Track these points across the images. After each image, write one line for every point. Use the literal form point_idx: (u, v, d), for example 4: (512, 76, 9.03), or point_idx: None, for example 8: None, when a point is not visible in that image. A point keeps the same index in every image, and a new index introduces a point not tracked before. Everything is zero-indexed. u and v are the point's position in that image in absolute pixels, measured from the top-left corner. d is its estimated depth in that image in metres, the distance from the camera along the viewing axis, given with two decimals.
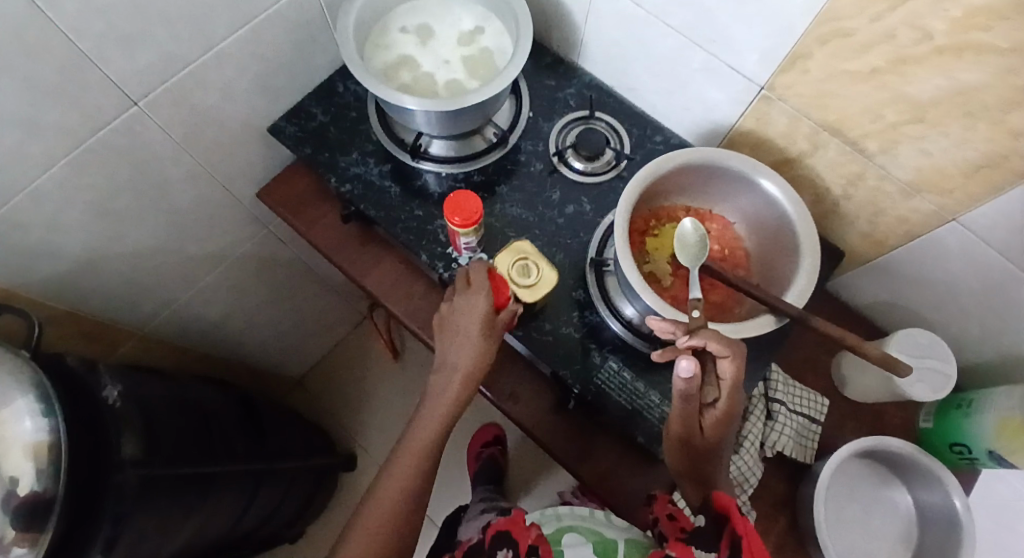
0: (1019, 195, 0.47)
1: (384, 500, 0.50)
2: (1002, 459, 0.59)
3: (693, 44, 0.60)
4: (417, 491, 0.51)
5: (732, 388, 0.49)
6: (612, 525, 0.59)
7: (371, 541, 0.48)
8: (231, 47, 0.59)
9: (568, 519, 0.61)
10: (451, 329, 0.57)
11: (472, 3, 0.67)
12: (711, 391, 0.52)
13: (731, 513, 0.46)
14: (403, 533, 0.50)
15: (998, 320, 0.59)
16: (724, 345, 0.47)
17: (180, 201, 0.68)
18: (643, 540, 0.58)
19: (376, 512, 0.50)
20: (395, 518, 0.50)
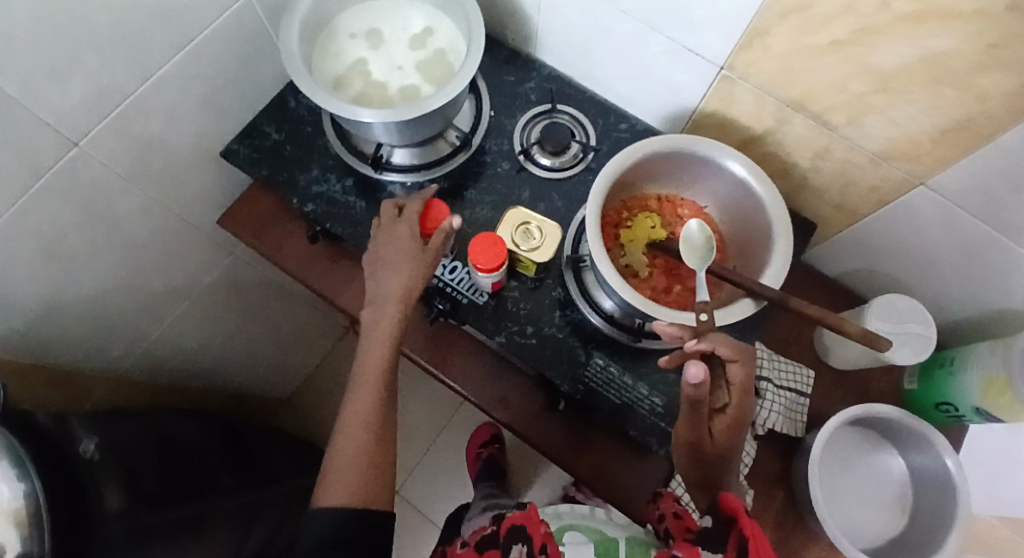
0: (987, 156, 0.47)
1: (355, 435, 0.49)
2: (987, 415, 0.60)
3: (650, 28, 0.58)
4: (382, 420, 0.50)
5: (743, 392, 0.49)
6: (612, 523, 0.61)
7: (352, 470, 0.47)
8: (170, 72, 0.56)
9: (568, 517, 0.63)
10: (376, 259, 0.56)
11: (421, 3, 0.64)
12: (721, 396, 0.51)
13: (739, 516, 0.47)
14: (381, 465, 0.49)
15: (974, 279, 0.60)
16: (730, 348, 0.47)
17: (135, 236, 0.66)
18: (643, 537, 0.59)
19: (349, 447, 0.48)
20: (365, 446, 0.48)
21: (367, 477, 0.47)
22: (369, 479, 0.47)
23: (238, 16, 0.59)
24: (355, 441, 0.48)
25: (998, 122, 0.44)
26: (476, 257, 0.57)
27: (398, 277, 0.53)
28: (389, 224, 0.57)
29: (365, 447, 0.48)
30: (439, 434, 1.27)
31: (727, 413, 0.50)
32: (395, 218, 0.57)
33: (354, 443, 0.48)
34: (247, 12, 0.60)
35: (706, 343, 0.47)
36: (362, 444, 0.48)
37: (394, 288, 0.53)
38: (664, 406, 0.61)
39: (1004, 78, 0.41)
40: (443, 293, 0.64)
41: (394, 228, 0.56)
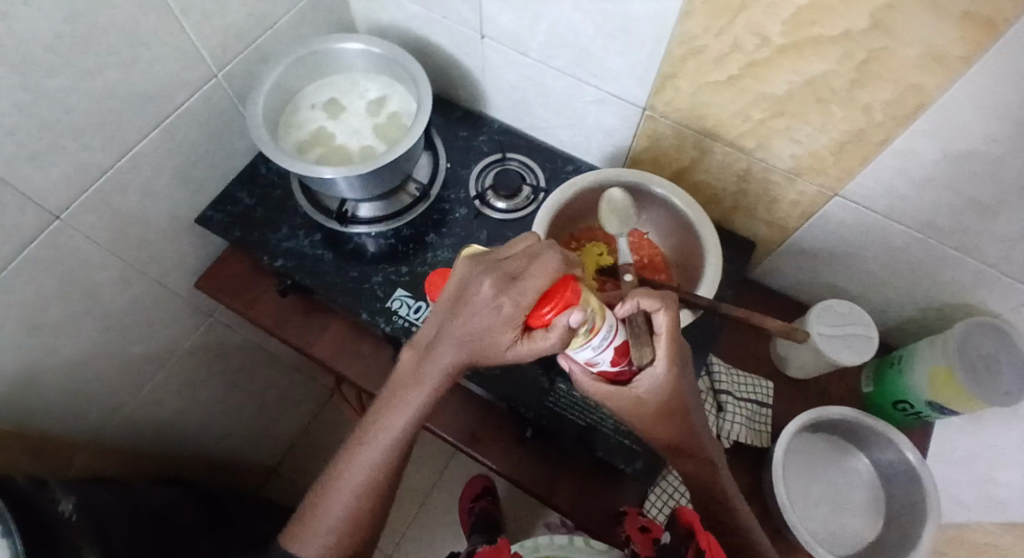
0: (885, 161, 0.52)
1: (341, 502, 0.49)
2: (941, 407, 0.62)
3: (579, 80, 0.65)
4: (377, 493, 0.49)
5: (670, 344, 0.44)
6: (590, 550, 0.59)
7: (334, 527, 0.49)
8: (146, 148, 0.62)
9: (546, 549, 0.60)
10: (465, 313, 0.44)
11: (375, 75, 0.72)
12: (637, 354, 0.44)
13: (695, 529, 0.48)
14: (367, 528, 0.50)
15: (905, 279, 0.64)
16: (659, 304, 0.43)
17: (115, 303, 0.69)
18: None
19: (334, 512, 0.49)
20: (356, 502, 0.49)
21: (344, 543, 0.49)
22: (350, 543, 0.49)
23: (208, 96, 0.66)
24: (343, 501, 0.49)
25: (886, 130, 0.50)
26: (434, 291, 0.60)
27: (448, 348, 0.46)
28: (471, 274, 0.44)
29: (349, 517, 0.49)
30: (430, 492, 1.25)
31: (654, 370, 0.44)
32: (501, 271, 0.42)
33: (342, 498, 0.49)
34: (217, 92, 0.67)
35: (631, 300, 0.43)
36: (345, 513, 0.49)
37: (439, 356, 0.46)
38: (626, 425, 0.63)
39: (880, 90, 0.47)
40: (409, 332, 0.66)
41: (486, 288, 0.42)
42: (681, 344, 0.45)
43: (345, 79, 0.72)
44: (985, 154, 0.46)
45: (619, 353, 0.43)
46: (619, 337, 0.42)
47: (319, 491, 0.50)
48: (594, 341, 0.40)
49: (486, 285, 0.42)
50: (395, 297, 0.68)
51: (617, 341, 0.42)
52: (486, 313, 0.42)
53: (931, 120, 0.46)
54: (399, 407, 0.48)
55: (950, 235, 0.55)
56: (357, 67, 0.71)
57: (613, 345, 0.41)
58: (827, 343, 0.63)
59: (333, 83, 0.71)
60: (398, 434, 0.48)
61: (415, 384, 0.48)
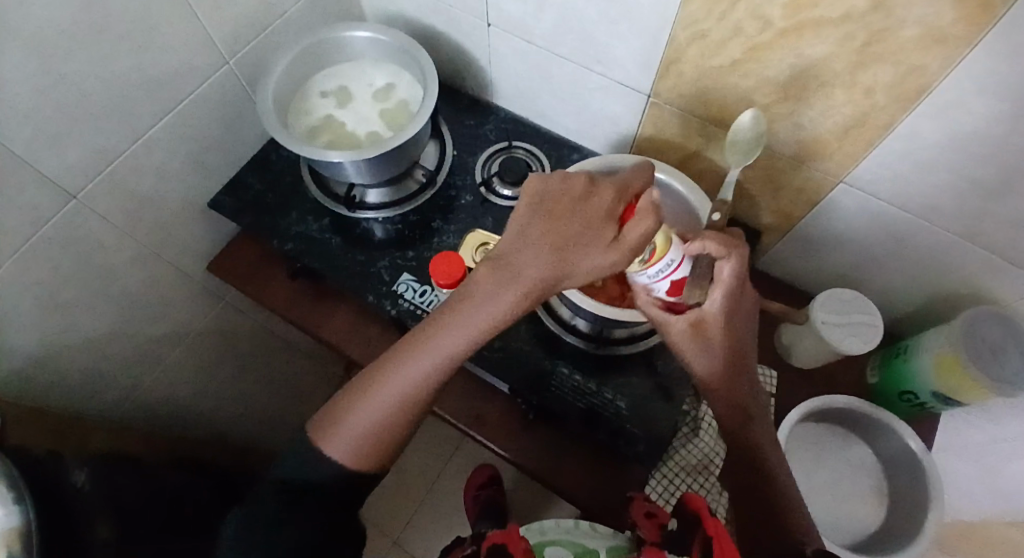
0: (889, 146, 0.52)
1: (387, 400, 0.46)
2: (947, 398, 0.62)
3: (584, 67, 0.66)
4: (412, 412, 0.47)
5: (731, 289, 0.47)
6: (592, 534, 0.61)
7: (371, 425, 0.46)
8: (160, 132, 0.63)
9: (551, 533, 0.62)
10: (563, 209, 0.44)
11: (384, 63, 0.73)
12: (693, 292, 0.48)
13: (704, 515, 0.47)
14: (399, 438, 0.47)
15: (912, 267, 0.63)
16: (729, 252, 0.46)
17: (130, 283, 0.71)
18: (624, 545, 0.59)
19: (374, 408, 0.46)
20: (399, 404, 0.46)
21: (370, 459, 0.46)
22: (376, 459, 0.47)
23: (220, 82, 0.67)
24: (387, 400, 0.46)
25: (890, 113, 0.49)
26: (436, 273, 0.62)
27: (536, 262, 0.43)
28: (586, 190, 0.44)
29: (381, 431, 0.46)
30: (437, 479, 1.26)
31: (707, 307, 0.48)
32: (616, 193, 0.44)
33: (387, 395, 0.46)
34: (229, 79, 0.68)
35: (700, 242, 0.45)
36: (386, 412, 0.46)
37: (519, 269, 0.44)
38: (628, 409, 0.63)
39: (883, 72, 0.47)
40: (414, 315, 0.67)
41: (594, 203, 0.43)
42: (740, 290, 0.48)
43: (354, 67, 0.73)
44: (991, 136, 0.46)
45: (673, 287, 0.48)
46: (680, 273, 0.47)
47: (351, 400, 0.46)
48: (649, 270, 0.45)
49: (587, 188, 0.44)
50: (401, 281, 0.70)
51: (675, 275, 0.47)
52: (583, 210, 0.43)
53: (934, 103, 0.46)
54: (461, 323, 0.45)
55: (957, 220, 0.55)
56: (366, 55, 0.72)
57: (669, 278, 0.47)
58: (831, 331, 0.62)
59: (342, 70, 0.72)
60: (452, 354, 0.45)
61: (487, 300, 0.44)
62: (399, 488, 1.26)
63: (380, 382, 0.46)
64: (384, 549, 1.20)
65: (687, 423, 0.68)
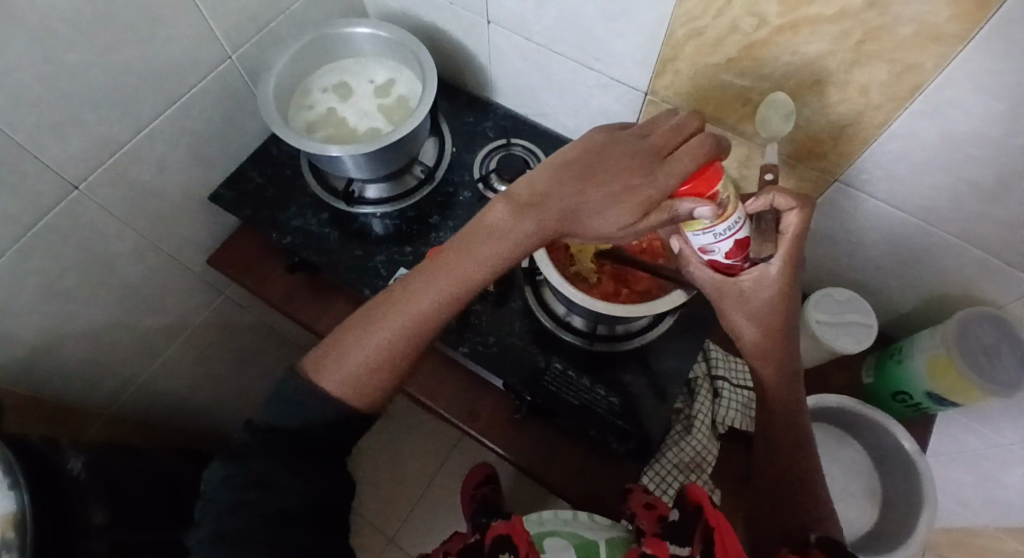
0: (884, 145, 0.52)
1: (392, 324, 0.47)
2: (942, 398, 0.62)
3: (582, 65, 0.66)
4: (412, 342, 0.47)
5: (793, 245, 0.46)
6: (592, 526, 0.59)
7: (371, 349, 0.46)
8: (161, 124, 0.64)
9: (551, 524, 0.60)
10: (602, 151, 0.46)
11: (385, 59, 0.73)
12: (762, 249, 0.46)
13: (705, 507, 0.46)
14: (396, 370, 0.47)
15: (906, 268, 0.63)
16: (795, 204, 0.45)
17: (130, 275, 0.72)
18: (624, 537, 0.57)
19: (380, 331, 0.47)
20: (404, 332, 0.47)
21: (366, 388, 0.46)
22: (371, 387, 0.47)
23: (222, 76, 0.68)
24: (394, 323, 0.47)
25: (885, 111, 0.49)
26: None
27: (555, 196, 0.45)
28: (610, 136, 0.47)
29: (381, 356, 0.46)
30: (434, 477, 1.26)
31: (771, 266, 0.48)
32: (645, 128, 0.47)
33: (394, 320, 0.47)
34: (231, 73, 0.69)
35: (763, 198, 0.45)
36: (389, 336, 0.46)
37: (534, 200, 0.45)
38: (620, 404, 0.64)
39: (877, 70, 0.47)
40: None
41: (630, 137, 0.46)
42: (800, 248, 0.48)
43: (355, 63, 0.73)
44: (985, 136, 0.46)
45: (737, 247, 0.45)
46: (742, 233, 0.45)
47: (358, 326, 0.47)
48: (717, 230, 0.43)
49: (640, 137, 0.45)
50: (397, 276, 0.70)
51: (740, 236, 0.45)
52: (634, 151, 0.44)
53: (928, 101, 0.46)
54: (470, 254, 0.46)
55: (951, 220, 0.55)
56: (367, 51, 0.73)
57: (733, 239, 0.44)
58: (826, 331, 0.62)
59: (343, 66, 0.73)
60: (461, 285, 0.47)
61: (506, 229, 0.46)
62: (396, 485, 1.26)
63: (392, 305, 0.47)
64: (379, 546, 1.20)
65: (679, 422, 0.68)
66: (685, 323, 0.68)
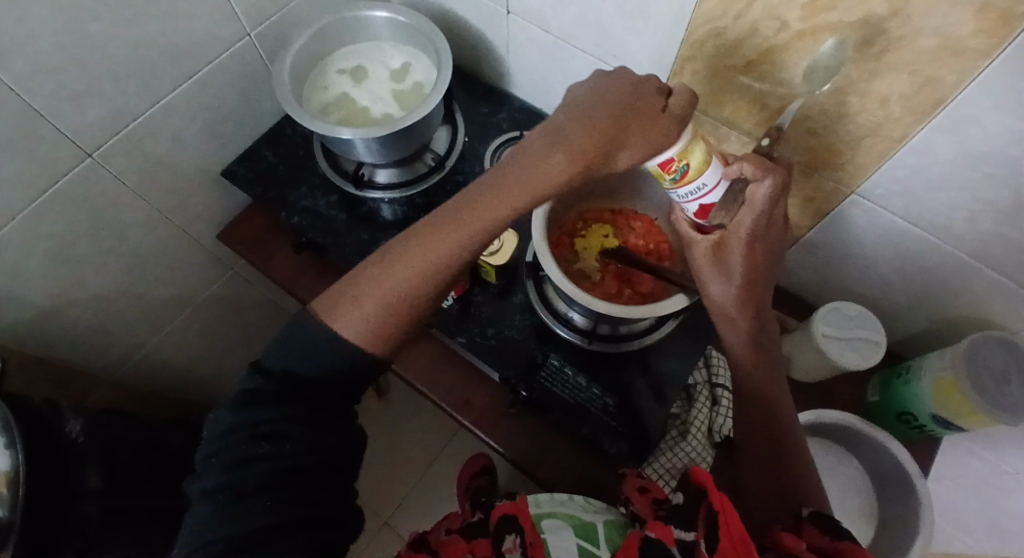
0: (902, 159, 0.51)
1: (405, 274, 0.46)
2: (947, 422, 0.60)
3: (599, 61, 0.65)
4: (426, 286, 0.46)
5: (757, 216, 0.46)
6: (590, 510, 0.57)
7: (383, 300, 0.45)
8: (178, 98, 0.65)
9: (547, 506, 0.57)
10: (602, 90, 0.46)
11: (402, 44, 0.73)
12: (718, 215, 0.50)
13: (708, 487, 0.41)
14: (410, 320, 0.47)
15: (919, 287, 0.61)
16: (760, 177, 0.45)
17: (140, 245, 0.72)
18: (620, 520, 0.56)
19: (393, 282, 0.46)
20: (419, 281, 0.46)
21: (380, 330, 0.45)
22: (383, 329, 0.45)
23: (241, 53, 0.68)
24: (408, 274, 0.46)
25: (905, 125, 0.48)
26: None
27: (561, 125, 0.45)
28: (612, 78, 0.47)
29: (394, 309, 0.46)
30: (432, 465, 1.27)
31: (731, 233, 0.49)
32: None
33: (407, 270, 0.46)
34: (249, 51, 0.69)
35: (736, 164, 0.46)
36: (402, 287, 0.46)
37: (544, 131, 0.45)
38: (615, 406, 0.64)
39: (897, 82, 0.45)
40: None
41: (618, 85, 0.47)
42: (770, 221, 0.48)
43: (372, 46, 0.73)
44: (1006, 155, 0.45)
45: (700, 212, 0.49)
46: (710, 198, 0.48)
47: (373, 268, 0.47)
48: (679, 190, 0.47)
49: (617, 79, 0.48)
50: None
51: (705, 200, 0.48)
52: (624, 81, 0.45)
53: (951, 115, 0.45)
54: (493, 202, 0.46)
55: (968, 240, 0.53)
56: (384, 35, 0.73)
57: (699, 202, 0.48)
58: (830, 345, 0.61)
59: (360, 49, 0.73)
60: (484, 229, 0.46)
61: (535, 168, 0.45)
62: (394, 470, 1.27)
63: (405, 254, 0.46)
64: (373, 529, 1.21)
65: (675, 427, 0.68)
66: (687, 328, 0.67)
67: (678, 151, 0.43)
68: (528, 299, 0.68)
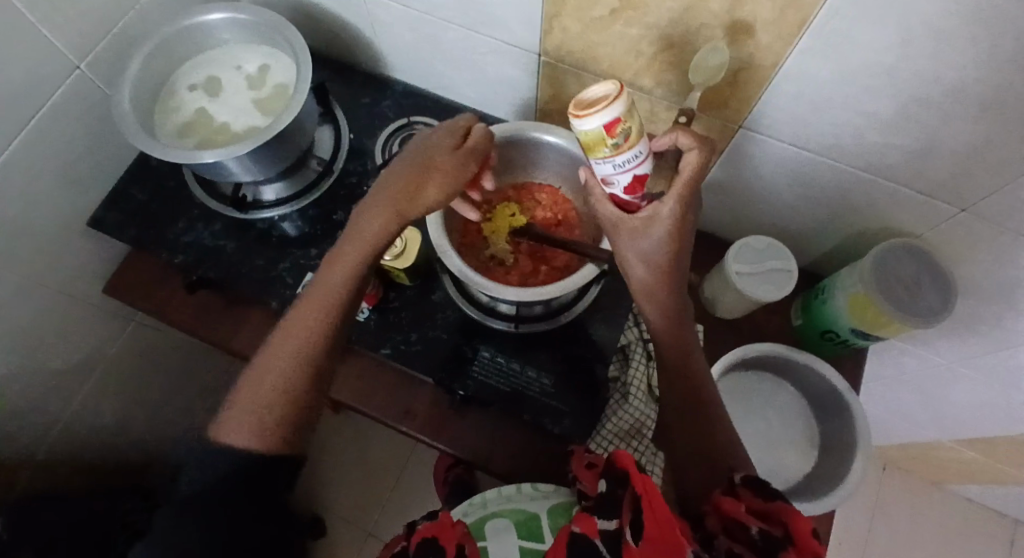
0: (781, 86, 0.49)
1: (276, 366, 0.48)
2: (866, 334, 0.61)
3: (470, 31, 0.61)
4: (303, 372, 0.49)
5: (686, 188, 0.45)
6: (534, 496, 0.57)
7: (263, 398, 0.47)
8: (13, 157, 0.57)
9: (494, 504, 0.57)
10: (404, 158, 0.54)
11: (255, 44, 0.66)
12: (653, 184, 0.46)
13: (632, 473, 0.41)
14: (298, 404, 0.48)
15: (822, 207, 0.62)
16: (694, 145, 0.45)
17: (17, 319, 0.66)
18: (567, 501, 0.56)
19: (268, 378, 0.48)
20: (294, 367, 0.49)
21: (268, 424, 0.47)
22: (271, 422, 0.47)
23: (74, 88, 0.61)
24: (279, 365, 0.49)
25: (776, 52, 0.46)
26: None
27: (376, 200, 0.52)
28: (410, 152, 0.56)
29: (277, 401, 0.47)
30: (406, 463, 1.26)
31: (660, 205, 0.45)
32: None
33: (277, 363, 0.48)
34: (83, 83, 0.62)
35: (669, 134, 0.47)
36: (278, 379, 0.48)
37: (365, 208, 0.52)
38: (553, 385, 0.63)
39: (760, 8, 0.43)
40: None
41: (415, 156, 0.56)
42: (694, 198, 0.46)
43: (223, 53, 0.67)
44: (879, 65, 0.43)
45: (633, 183, 0.45)
46: (642, 168, 0.44)
47: (250, 372, 0.49)
48: (616, 160, 0.42)
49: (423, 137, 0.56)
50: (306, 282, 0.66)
51: (638, 171, 0.44)
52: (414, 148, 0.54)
53: (818, 35, 0.43)
54: (335, 277, 0.51)
55: (857, 156, 0.53)
56: (233, 38, 0.66)
57: (633, 172, 0.44)
58: (746, 281, 0.61)
59: (210, 59, 0.66)
60: (335, 303, 0.51)
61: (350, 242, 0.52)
62: (368, 477, 1.25)
63: (275, 349, 0.49)
64: (360, 539, 1.20)
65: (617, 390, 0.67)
66: (610, 292, 0.66)
67: (623, 109, 0.39)
68: (449, 295, 0.66)
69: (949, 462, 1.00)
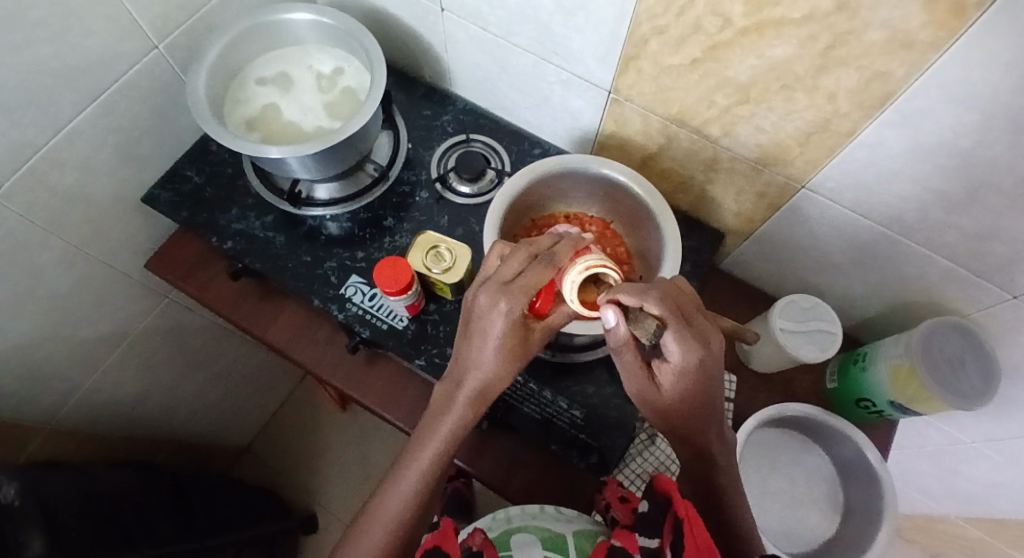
0: (852, 153, 0.50)
1: (377, 532, 0.47)
2: (904, 406, 0.61)
3: (543, 60, 0.62)
4: (407, 537, 0.48)
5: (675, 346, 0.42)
6: (561, 519, 0.57)
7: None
8: (83, 124, 0.58)
9: (518, 520, 0.58)
10: (477, 330, 0.46)
11: (330, 47, 0.68)
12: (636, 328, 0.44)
13: (673, 497, 0.47)
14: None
15: (872, 274, 0.62)
16: (691, 342, 0.41)
17: (59, 284, 0.66)
18: (589, 528, 0.56)
19: (368, 545, 0.46)
20: (391, 535, 0.47)
21: None
22: None
23: (150, 67, 0.62)
24: (379, 534, 0.47)
25: (853, 120, 0.47)
26: (382, 281, 0.59)
27: (478, 376, 0.47)
28: (487, 306, 0.45)
29: None
30: None
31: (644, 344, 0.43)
32: (501, 286, 0.45)
33: (379, 532, 0.47)
34: (159, 64, 0.63)
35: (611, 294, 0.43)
36: (379, 546, 0.46)
37: (471, 385, 0.47)
38: (583, 417, 0.63)
39: (845, 77, 0.44)
40: (363, 320, 0.65)
41: (490, 309, 0.45)
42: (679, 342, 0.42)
43: (297, 51, 0.68)
44: (956, 148, 0.44)
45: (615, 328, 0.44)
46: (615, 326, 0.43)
47: (352, 532, 0.48)
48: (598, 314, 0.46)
49: (490, 288, 0.45)
50: (349, 283, 0.67)
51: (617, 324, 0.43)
52: (495, 316, 0.45)
53: (899, 111, 0.44)
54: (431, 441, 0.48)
55: (917, 231, 0.53)
56: (310, 37, 0.67)
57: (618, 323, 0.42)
58: (789, 338, 0.61)
59: (285, 55, 0.68)
60: (435, 466, 0.48)
61: (452, 413, 0.48)
62: (364, 480, 1.26)
63: (375, 507, 0.48)
64: None
65: (642, 430, 0.67)
66: None
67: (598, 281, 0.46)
68: None
69: (957, 539, 0.98)
